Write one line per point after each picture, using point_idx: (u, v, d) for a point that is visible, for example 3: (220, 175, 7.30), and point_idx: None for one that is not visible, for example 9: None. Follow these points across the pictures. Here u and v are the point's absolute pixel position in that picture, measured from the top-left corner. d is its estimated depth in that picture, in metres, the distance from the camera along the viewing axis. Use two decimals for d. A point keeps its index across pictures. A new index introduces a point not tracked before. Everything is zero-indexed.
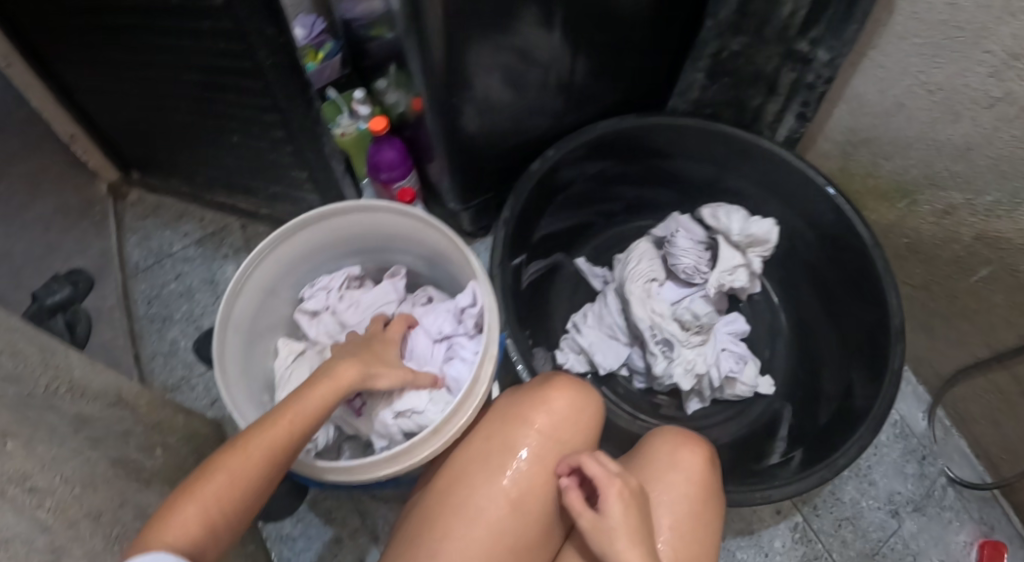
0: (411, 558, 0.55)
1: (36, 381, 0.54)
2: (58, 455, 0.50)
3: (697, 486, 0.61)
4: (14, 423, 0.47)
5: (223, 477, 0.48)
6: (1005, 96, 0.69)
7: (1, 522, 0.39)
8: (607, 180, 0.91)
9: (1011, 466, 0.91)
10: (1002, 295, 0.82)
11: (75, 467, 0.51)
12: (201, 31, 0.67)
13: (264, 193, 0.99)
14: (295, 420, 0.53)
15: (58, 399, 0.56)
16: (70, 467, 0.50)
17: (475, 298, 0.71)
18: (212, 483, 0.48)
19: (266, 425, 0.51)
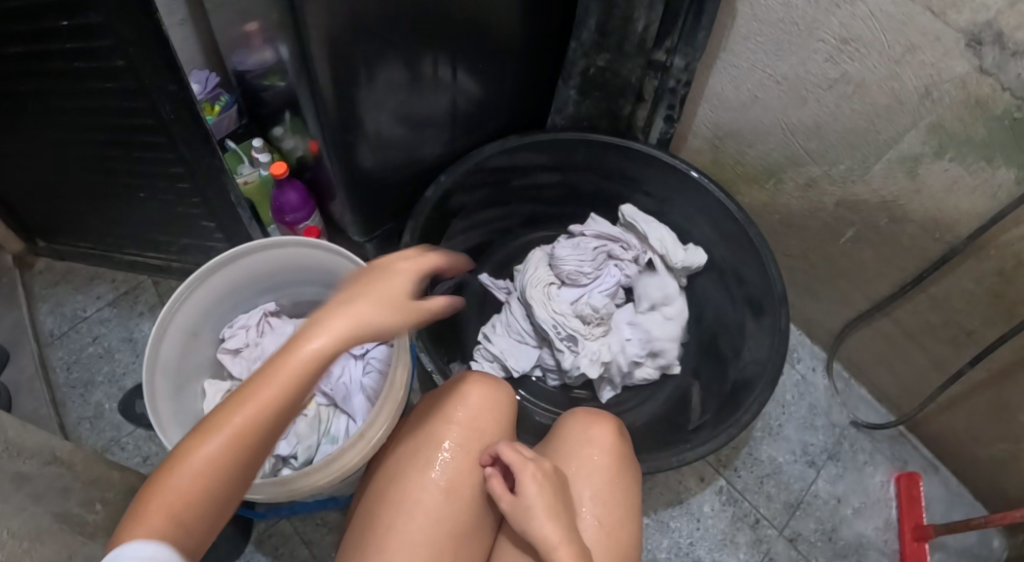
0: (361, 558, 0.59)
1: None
2: (2, 511, 0.55)
3: (611, 455, 0.67)
4: None
5: (190, 469, 0.43)
6: (842, 77, 0.80)
7: None
8: (505, 194, 0.97)
9: (910, 402, 1.01)
10: (869, 251, 0.93)
11: (23, 520, 0.57)
12: (105, 92, 0.73)
13: (176, 248, 1.01)
14: (276, 394, 0.44)
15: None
16: (15, 521, 0.55)
17: None
18: (182, 469, 0.43)
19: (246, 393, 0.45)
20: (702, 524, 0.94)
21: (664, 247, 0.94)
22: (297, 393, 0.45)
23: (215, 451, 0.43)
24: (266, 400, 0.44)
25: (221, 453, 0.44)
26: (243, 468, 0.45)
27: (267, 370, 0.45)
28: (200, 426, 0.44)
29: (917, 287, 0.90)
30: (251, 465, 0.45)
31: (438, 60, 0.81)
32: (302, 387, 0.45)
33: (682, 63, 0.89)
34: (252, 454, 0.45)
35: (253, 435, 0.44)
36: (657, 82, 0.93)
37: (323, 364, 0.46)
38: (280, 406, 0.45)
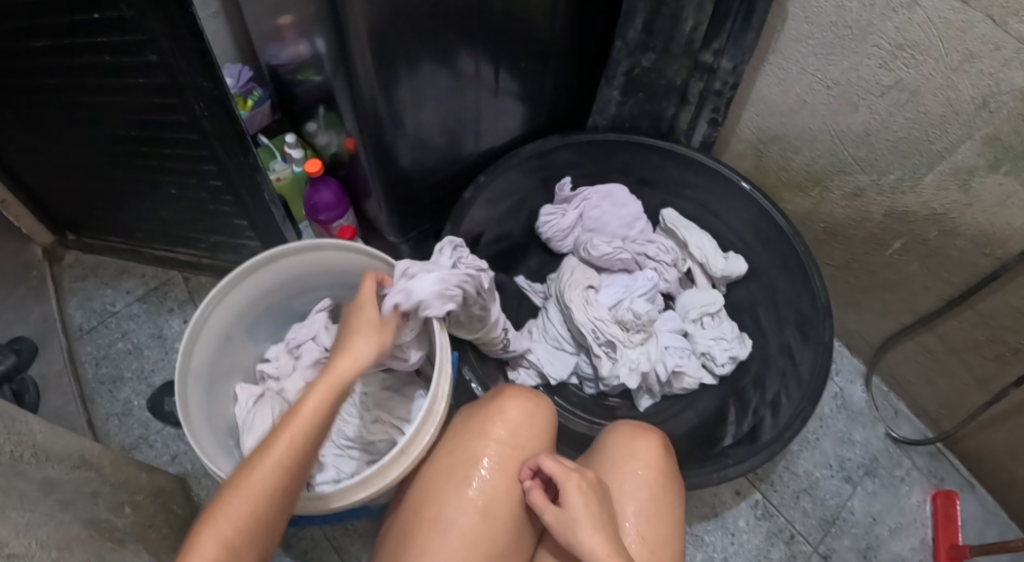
0: None
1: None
2: (32, 520, 0.54)
3: (654, 472, 0.65)
4: None
5: (242, 495, 0.48)
6: (895, 83, 0.77)
7: None
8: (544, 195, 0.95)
9: (950, 419, 0.99)
10: (917, 263, 0.90)
11: (50, 530, 0.55)
12: (136, 88, 0.71)
13: (206, 245, 0.99)
14: (303, 432, 0.51)
15: (24, 465, 0.59)
16: (44, 530, 0.54)
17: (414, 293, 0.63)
18: (228, 507, 0.48)
19: (276, 434, 0.51)
20: (737, 539, 0.93)
21: (705, 256, 0.94)
22: (326, 422, 0.53)
23: (261, 477, 0.49)
24: (297, 432, 0.51)
25: (264, 483, 0.49)
26: (283, 496, 0.50)
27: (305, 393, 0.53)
28: (238, 471, 0.50)
29: (963, 302, 0.87)
30: (291, 492, 0.51)
31: (479, 57, 0.78)
32: (316, 433, 0.52)
33: (729, 66, 0.86)
34: (295, 478, 0.51)
35: (289, 471, 0.50)
36: (702, 84, 0.89)
37: (347, 389, 0.54)
38: (305, 442, 0.51)
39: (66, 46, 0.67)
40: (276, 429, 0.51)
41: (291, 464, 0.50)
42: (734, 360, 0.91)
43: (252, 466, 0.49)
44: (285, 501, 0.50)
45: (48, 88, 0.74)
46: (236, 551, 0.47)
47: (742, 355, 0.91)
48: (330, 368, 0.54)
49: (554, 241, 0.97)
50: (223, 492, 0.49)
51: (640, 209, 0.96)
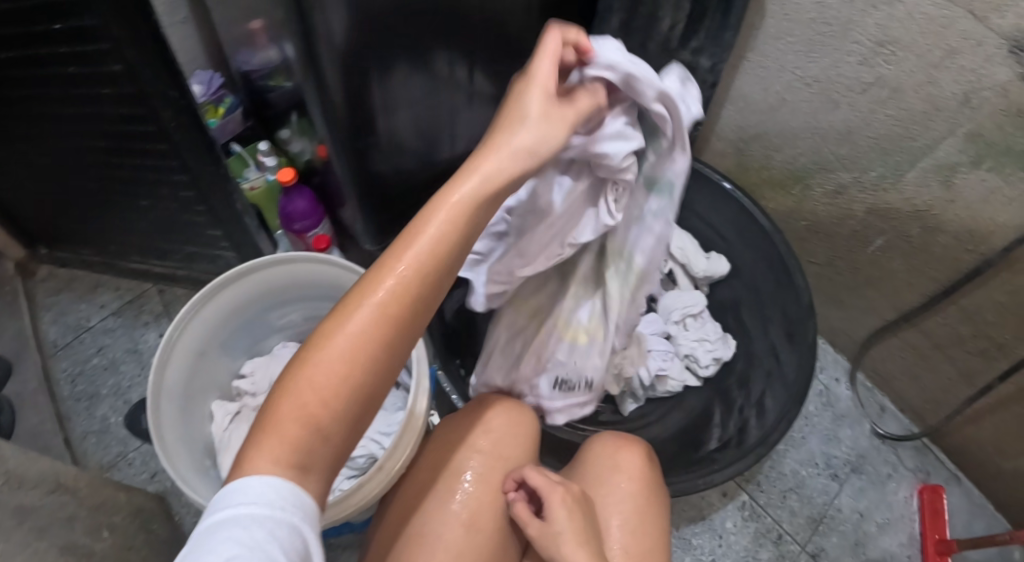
0: None
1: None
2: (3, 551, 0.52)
3: (638, 482, 0.64)
4: None
5: (333, 357, 0.39)
6: (876, 81, 0.76)
7: None
8: None
9: (935, 414, 0.99)
10: (899, 260, 0.90)
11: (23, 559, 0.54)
12: (102, 99, 0.70)
13: (181, 256, 0.97)
14: (411, 282, 0.42)
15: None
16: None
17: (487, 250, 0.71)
18: (317, 363, 0.38)
19: (379, 275, 0.41)
20: (724, 541, 0.93)
21: (686, 255, 0.93)
22: (433, 274, 0.43)
23: (356, 335, 0.39)
24: (409, 270, 0.41)
25: (363, 333, 0.40)
26: (386, 353, 0.41)
27: (401, 245, 0.42)
28: (334, 315, 0.40)
29: (947, 299, 0.87)
30: (386, 372, 0.41)
31: (453, 59, 0.77)
32: (420, 293, 0.42)
33: (709, 64, 0.85)
34: (402, 331, 0.41)
35: (395, 323, 0.41)
36: None
37: (461, 233, 0.44)
38: (414, 290, 0.42)
39: (27, 57, 0.65)
40: (377, 270, 0.42)
41: (401, 327, 0.41)
42: (717, 361, 0.90)
43: (354, 308, 0.40)
44: (384, 378, 0.41)
45: (8, 101, 0.72)
46: (334, 423, 0.38)
47: (725, 356, 0.90)
48: (440, 209, 0.44)
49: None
50: (313, 339, 0.40)
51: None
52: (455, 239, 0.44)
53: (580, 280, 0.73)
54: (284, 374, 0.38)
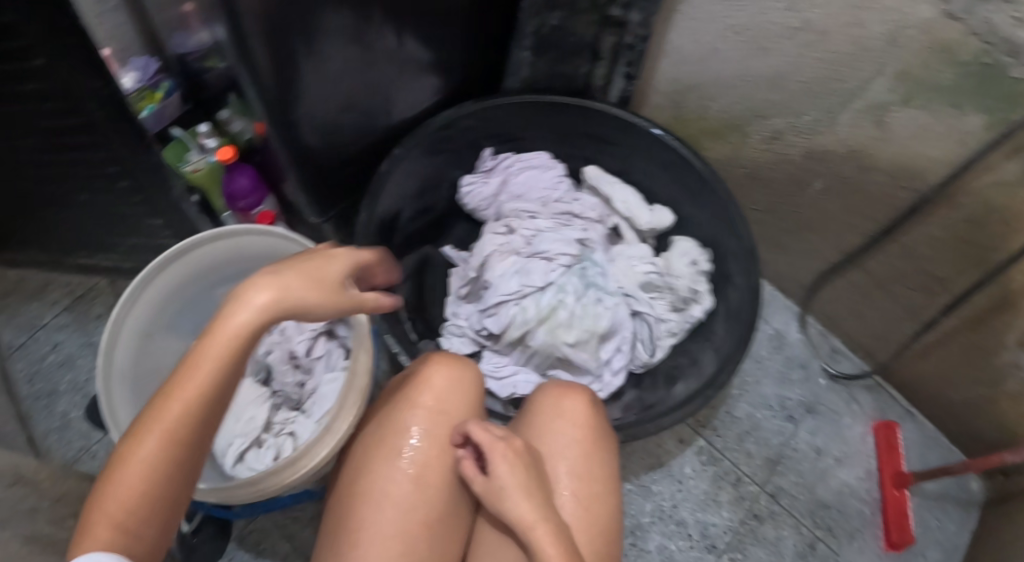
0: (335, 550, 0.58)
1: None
2: None
3: (584, 429, 0.66)
4: None
5: (147, 444, 0.41)
6: (803, 25, 0.77)
7: None
8: (464, 162, 0.93)
9: (884, 350, 1.01)
10: (836, 202, 0.92)
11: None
12: (24, 95, 0.68)
13: (124, 248, 0.96)
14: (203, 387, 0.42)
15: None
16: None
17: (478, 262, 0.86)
18: (122, 483, 0.40)
19: (173, 399, 0.42)
20: (684, 485, 0.95)
21: (630, 210, 0.91)
22: (230, 378, 0.44)
23: (159, 440, 0.41)
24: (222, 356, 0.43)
25: (151, 451, 0.41)
26: (174, 471, 0.42)
27: (215, 330, 0.44)
28: (128, 439, 0.41)
29: (887, 237, 0.89)
30: (199, 443, 0.43)
31: (383, 30, 0.76)
32: (240, 358, 0.44)
33: (639, 18, 0.84)
34: (191, 449, 0.43)
35: (184, 428, 0.42)
36: (614, 38, 0.88)
37: (237, 363, 0.44)
38: (215, 388, 0.43)
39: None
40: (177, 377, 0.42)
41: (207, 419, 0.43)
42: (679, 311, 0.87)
43: (140, 435, 0.41)
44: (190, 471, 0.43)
45: None
46: (147, 515, 0.41)
47: (699, 315, 0.87)
48: (236, 304, 0.45)
49: (478, 212, 0.94)
50: (110, 464, 0.41)
51: (562, 170, 0.93)
52: (239, 349, 0.44)
53: (566, 305, 0.81)
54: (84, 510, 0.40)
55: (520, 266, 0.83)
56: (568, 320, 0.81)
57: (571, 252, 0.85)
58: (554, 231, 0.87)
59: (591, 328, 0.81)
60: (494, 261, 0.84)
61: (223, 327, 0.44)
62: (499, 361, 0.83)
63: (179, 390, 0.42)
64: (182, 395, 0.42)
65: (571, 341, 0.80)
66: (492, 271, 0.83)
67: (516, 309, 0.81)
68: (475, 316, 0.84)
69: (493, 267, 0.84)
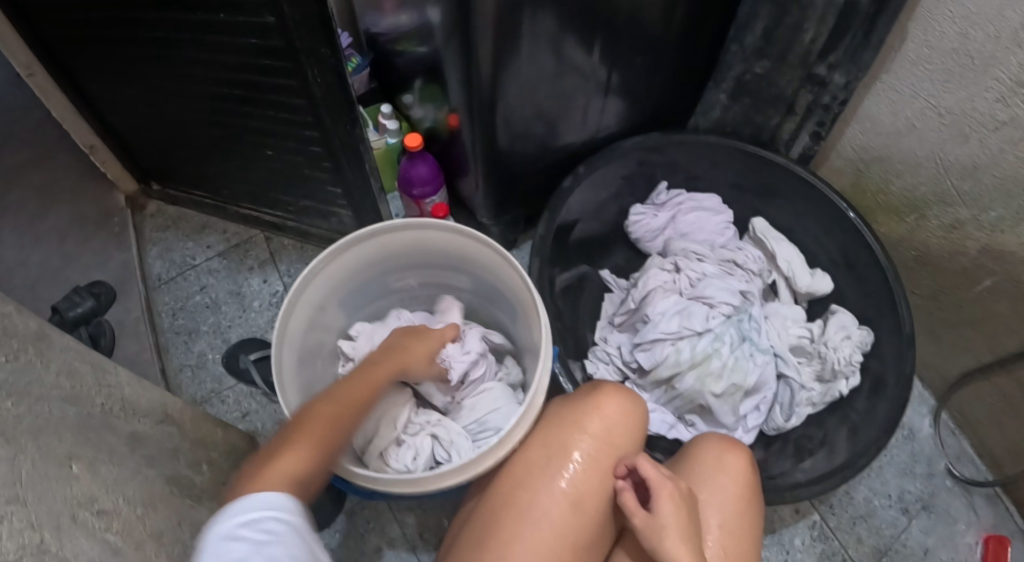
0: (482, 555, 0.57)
1: (92, 401, 0.58)
2: (118, 477, 0.54)
3: (742, 486, 0.64)
4: (78, 446, 0.51)
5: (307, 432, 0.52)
6: (1010, 120, 0.74)
7: (78, 549, 0.43)
8: (632, 187, 0.94)
9: (1016, 466, 0.96)
10: (1005, 304, 0.88)
11: (136, 486, 0.56)
12: (251, 49, 0.71)
13: (294, 208, 1.00)
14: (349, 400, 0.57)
15: (113, 419, 0.60)
16: (131, 487, 0.55)
17: (638, 293, 0.86)
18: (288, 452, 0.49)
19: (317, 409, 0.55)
20: (791, 556, 0.93)
21: (792, 270, 0.91)
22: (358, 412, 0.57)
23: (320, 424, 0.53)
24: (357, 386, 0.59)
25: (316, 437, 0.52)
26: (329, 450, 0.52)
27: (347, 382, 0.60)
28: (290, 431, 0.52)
29: None
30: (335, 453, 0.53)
31: (590, 49, 0.77)
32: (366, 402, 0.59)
33: (842, 80, 0.83)
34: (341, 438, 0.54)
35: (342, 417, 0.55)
36: (811, 97, 0.87)
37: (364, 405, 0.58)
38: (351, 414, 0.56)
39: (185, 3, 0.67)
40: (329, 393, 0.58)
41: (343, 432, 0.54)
42: (823, 382, 0.87)
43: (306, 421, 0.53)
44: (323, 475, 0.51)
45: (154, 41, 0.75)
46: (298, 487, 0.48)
47: (844, 392, 0.85)
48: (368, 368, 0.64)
49: (642, 242, 0.95)
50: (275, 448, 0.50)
51: (731, 217, 0.94)
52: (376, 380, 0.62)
53: (725, 354, 0.80)
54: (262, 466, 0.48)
55: (680, 305, 0.83)
56: (721, 369, 0.80)
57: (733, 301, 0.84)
58: (717, 277, 0.87)
59: (739, 382, 0.80)
60: (655, 296, 0.84)
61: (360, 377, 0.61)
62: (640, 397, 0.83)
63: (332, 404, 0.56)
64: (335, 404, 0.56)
65: (717, 391, 0.80)
66: (653, 306, 0.83)
67: (672, 349, 0.80)
68: (627, 346, 0.85)
69: (656, 302, 0.83)
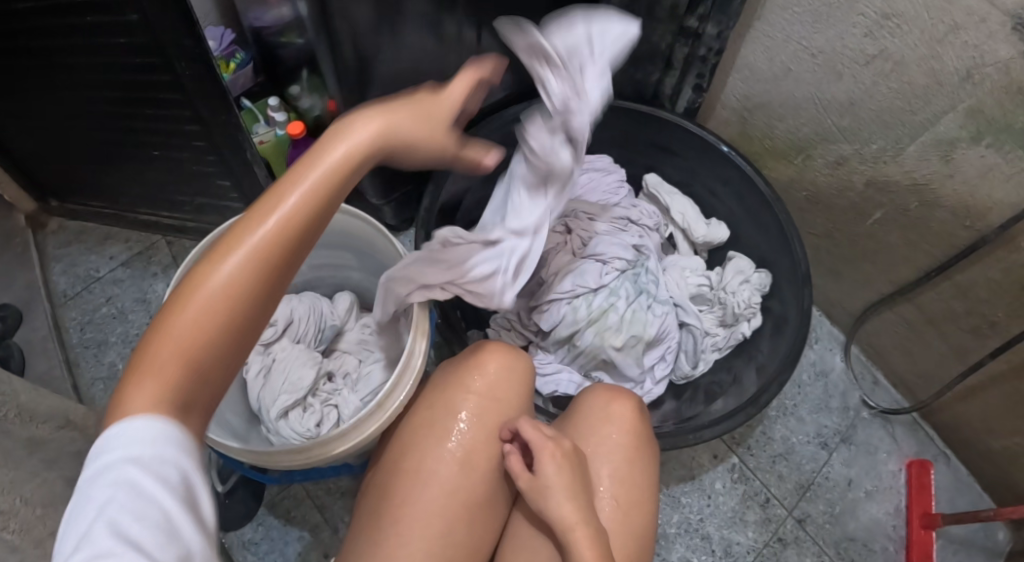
0: (372, 529, 0.57)
1: None
2: (13, 478, 0.52)
3: (630, 434, 0.66)
4: None
5: (212, 291, 0.35)
6: (880, 53, 0.76)
7: None
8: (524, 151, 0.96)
9: (927, 390, 1.00)
10: (896, 234, 0.91)
11: (36, 484, 0.54)
12: (119, 48, 0.70)
13: (189, 207, 1.00)
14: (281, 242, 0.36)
15: (7, 424, 0.58)
16: (29, 486, 0.53)
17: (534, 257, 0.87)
18: (190, 312, 0.34)
19: (233, 244, 0.36)
20: (713, 500, 0.96)
21: (687, 222, 0.94)
22: (301, 242, 0.38)
23: (233, 276, 0.35)
24: (286, 222, 0.36)
25: (241, 276, 0.35)
26: (256, 313, 0.36)
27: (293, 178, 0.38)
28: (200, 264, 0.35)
29: (942, 274, 0.88)
30: (266, 305, 0.37)
31: (464, 22, 0.78)
32: (329, 204, 0.38)
33: (713, 31, 0.88)
34: (277, 291, 0.37)
35: (273, 266, 0.36)
36: (688, 50, 0.93)
37: (320, 214, 0.38)
38: (292, 242, 0.37)
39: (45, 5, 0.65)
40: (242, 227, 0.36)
41: (274, 289, 0.37)
42: (726, 327, 0.91)
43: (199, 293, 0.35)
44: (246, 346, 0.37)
45: (23, 47, 0.73)
46: (211, 370, 0.35)
47: (747, 333, 0.89)
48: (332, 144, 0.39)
49: None
50: (173, 296, 0.35)
51: (623, 175, 0.96)
52: (332, 196, 0.38)
53: (621, 310, 0.83)
54: (143, 334, 0.34)
55: (573, 265, 0.85)
56: (618, 323, 0.83)
57: (628, 254, 0.87)
58: (610, 235, 0.89)
59: (639, 334, 0.83)
60: (547, 259, 0.86)
61: (337, 154, 0.39)
62: (544, 357, 0.87)
63: (258, 221, 0.36)
64: (265, 223, 0.36)
65: (618, 345, 0.82)
66: (547, 268, 0.86)
67: (568, 309, 0.83)
68: (526, 309, 0.87)
69: (552, 264, 0.86)
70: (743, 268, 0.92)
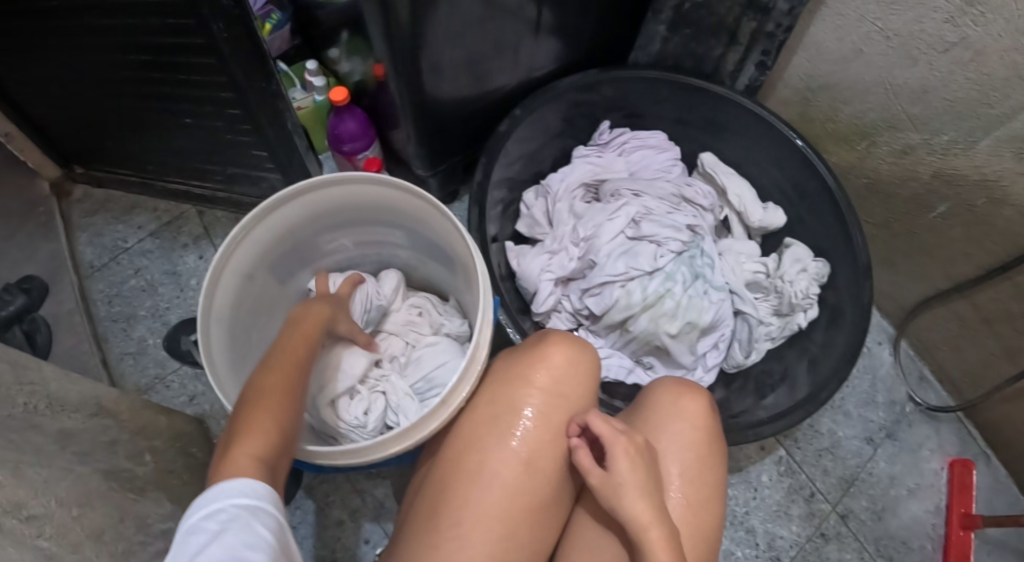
0: (432, 527, 0.55)
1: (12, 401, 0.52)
2: (50, 476, 0.49)
3: (700, 431, 0.62)
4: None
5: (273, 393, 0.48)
6: (960, 41, 0.72)
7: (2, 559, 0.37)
8: (575, 127, 0.92)
9: (974, 389, 0.97)
10: (959, 228, 0.87)
11: (71, 483, 0.51)
12: (148, 7, 0.64)
13: (222, 176, 0.95)
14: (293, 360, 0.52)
15: (39, 417, 0.54)
16: (64, 486, 0.49)
17: (587, 235, 0.84)
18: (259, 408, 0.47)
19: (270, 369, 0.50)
20: (759, 493, 0.94)
21: (743, 205, 0.90)
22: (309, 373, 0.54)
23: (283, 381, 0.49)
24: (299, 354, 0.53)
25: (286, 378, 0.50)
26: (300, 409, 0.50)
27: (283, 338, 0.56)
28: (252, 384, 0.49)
29: (1002, 274, 0.85)
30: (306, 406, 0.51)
31: None
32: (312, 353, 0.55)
33: (785, 7, 0.80)
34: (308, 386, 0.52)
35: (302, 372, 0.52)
36: (755, 24, 0.84)
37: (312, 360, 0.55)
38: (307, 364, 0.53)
39: None
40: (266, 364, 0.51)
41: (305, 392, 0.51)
42: (781, 316, 0.87)
43: (259, 394, 0.48)
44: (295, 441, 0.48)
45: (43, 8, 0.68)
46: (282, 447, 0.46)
47: (803, 324, 0.85)
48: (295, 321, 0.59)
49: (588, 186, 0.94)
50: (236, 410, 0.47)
51: (677, 153, 0.94)
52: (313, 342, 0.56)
53: (675, 296, 0.80)
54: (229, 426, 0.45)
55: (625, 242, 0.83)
56: (673, 309, 0.80)
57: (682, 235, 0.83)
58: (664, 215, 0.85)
59: (694, 321, 0.81)
60: (594, 240, 0.83)
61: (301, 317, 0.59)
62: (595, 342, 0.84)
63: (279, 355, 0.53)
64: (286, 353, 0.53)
65: (673, 331, 0.80)
66: (597, 246, 0.82)
67: (621, 292, 0.80)
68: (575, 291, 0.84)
69: (604, 243, 0.82)
70: (800, 254, 0.87)
